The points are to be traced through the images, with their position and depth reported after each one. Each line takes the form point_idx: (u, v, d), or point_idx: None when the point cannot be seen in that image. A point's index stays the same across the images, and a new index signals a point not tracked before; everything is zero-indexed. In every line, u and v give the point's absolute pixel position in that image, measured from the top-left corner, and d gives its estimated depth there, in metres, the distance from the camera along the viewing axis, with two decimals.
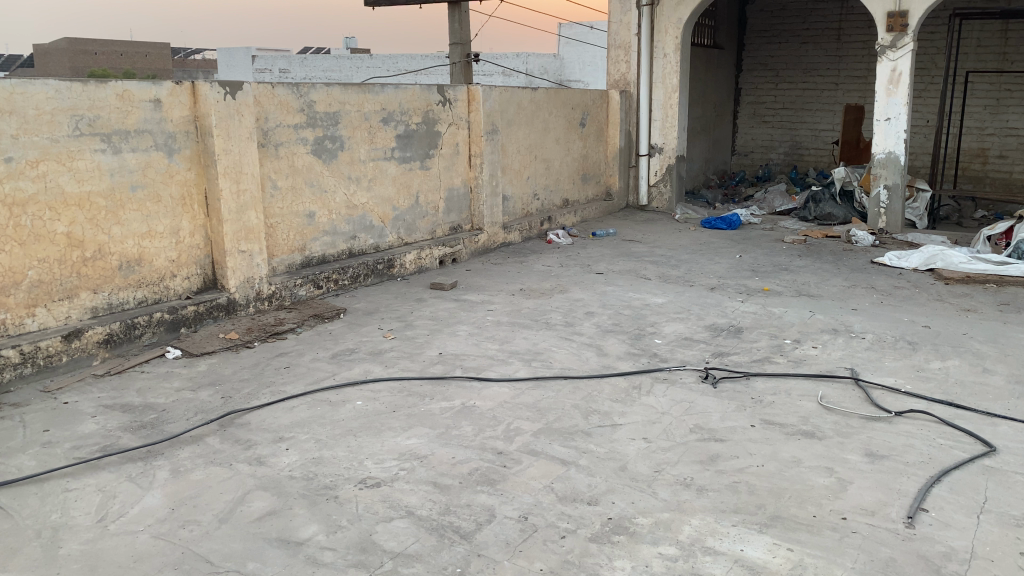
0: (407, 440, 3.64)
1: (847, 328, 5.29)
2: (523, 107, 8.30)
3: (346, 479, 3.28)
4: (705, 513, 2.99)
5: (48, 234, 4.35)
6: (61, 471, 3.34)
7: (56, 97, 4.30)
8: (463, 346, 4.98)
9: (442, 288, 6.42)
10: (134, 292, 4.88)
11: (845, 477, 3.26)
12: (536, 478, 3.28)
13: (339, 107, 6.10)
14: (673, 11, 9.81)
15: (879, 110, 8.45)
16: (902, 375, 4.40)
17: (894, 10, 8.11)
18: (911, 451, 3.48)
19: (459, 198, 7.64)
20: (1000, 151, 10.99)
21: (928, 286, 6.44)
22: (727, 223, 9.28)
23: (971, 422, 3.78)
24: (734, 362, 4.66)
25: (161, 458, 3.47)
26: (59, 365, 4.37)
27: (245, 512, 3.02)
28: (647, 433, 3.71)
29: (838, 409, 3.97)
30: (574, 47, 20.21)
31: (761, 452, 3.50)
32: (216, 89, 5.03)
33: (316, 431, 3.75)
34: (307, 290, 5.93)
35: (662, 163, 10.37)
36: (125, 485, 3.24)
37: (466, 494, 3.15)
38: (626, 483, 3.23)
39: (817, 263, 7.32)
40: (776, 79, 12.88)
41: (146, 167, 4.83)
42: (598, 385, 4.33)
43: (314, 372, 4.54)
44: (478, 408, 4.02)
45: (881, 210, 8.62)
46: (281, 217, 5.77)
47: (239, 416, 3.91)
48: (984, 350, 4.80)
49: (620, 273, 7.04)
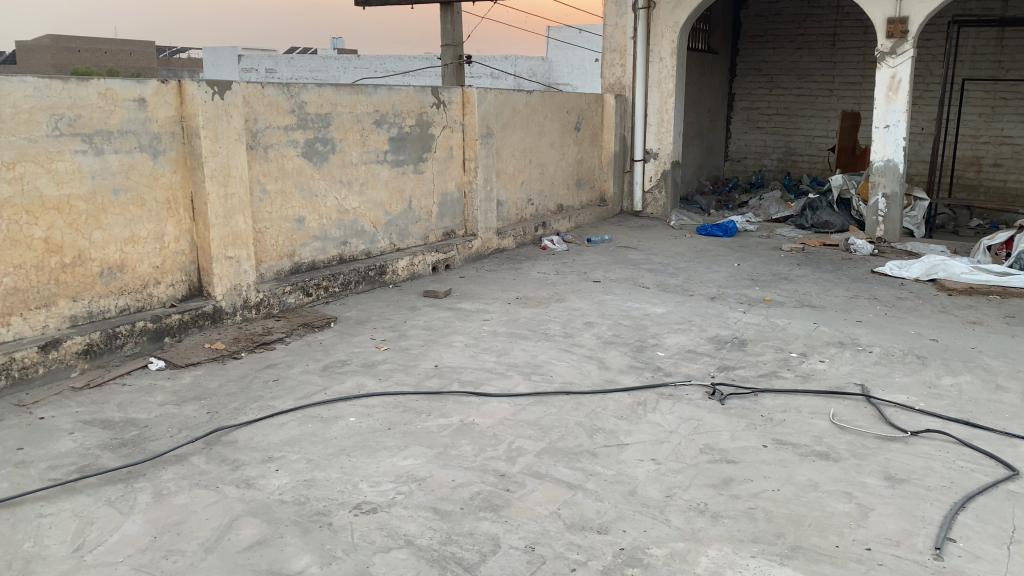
0: (404, 461, 3.46)
1: (853, 341, 5.15)
2: (518, 111, 8.14)
3: (341, 504, 3.10)
4: (723, 543, 2.83)
5: (25, 239, 4.13)
6: (35, 494, 3.13)
7: (34, 95, 4.09)
8: (460, 358, 4.80)
9: (436, 296, 6.24)
10: (115, 299, 4.66)
11: (866, 503, 3.10)
12: (541, 503, 3.11)
13: (331, 109, 5.91)
14: (670, 14, 9.68)
15: (878, 117, 8.36)
16: (915, 393, 4.26)
17: (894, 16, 8.02)
18: (930, 475, 3.34)
19: (453, 203, 7.47)
20: (995, 160, 10.97)
21: (932, 297, 6.34)
22: (723, 231, 9.14)
23: (990, 443, 3.65)
24: (740, 377, 4.51)
25: (143, 480, 3.26)
26: (35, 377, 4.14)
27: (232, 541, 2.83)
28: (656, 453, 3.56)
29: (851, 428, 3.83)
30: (562, 49, 20.14)
31: (775, 475, 3.34)
32: (205, 89, 4.84)
33: (308, 450, 3.56)
34: (296, 298, 5.72)
35: (657, 168, 10.25)
36: (103, 510, 3.03)
37: (468, 521, 2.98)
38: (637, 510, 3.07)
39: (818, 273, 7.20)
40: (769, 85, 12.81)
41: (129, 170, 4.62)
42: (602, 401, 4.16)
43: (304, 386, 4.34)
44: (477, 425, 3.84)
45: (880, 219, 8.52)
46: (269, 221, 5.57)
47: (226, 434, 3.71)
48: (995, 366, 4.68)
49: (618, 282, 6.89)
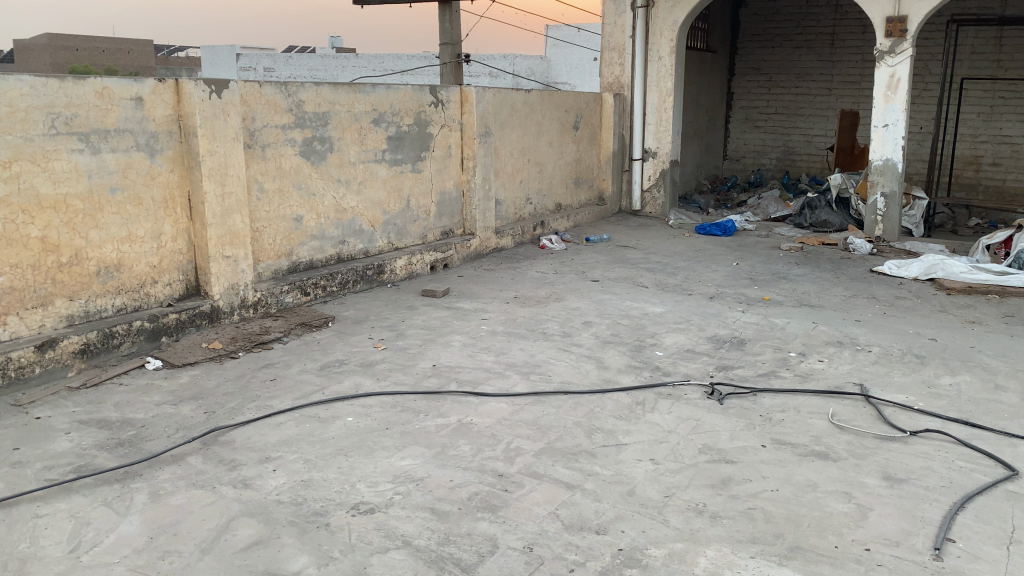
0: (402, 461, 3.45)
1: (852, 340, 5.15)
2: (517, 110, 8.13)
3: (338, 504, 3.08)
4: (721, 544, 2.82)
5: (21, 238, 4.11)
6: (31, 495, 3.11)
7: (31, 94, 4.07)
8: (458, 358, 4.79)
9: (434, 295, 6.22)
10: (113, 298, 4.64)
11: (865, 503, 3.10)
12: (539, 503, 3.10)
13: (328, 107, 5.89)
14: (668, 13, 9.66)
15: (877, 116, 8.35)
16: (914, 393, 4.25)
17: (893, 15, 8.01)
18: (930, 475, 3.34)
19: (452, 202, 7.46)
20: (994, 159, 10.97)
21: (931, 296, 6.34)
22: (721, 230, 9.13)
23: (990, 442, 3.64)
24: (738, 377, 4.50)
25: (140, 480, 3.24)
26: (32, 377, 4.13)
27: (230, 542, 2.81)
28: (655, 453, 3.55)
29: (850, 428, 3.82)
30: (561, 48, 20.14)
31: (774, 475, 3.34)
32: (202, 88, 4.82)
33: (305, 450, 3.55)
34: (294, 297, 5.70)
35: (656, 167, 10.25)
36: (99, 511, 3.01)
37: (466, 522, 2.96)
38: (635, 510, 3.06)
39: (817, 272, 7.19)
40: (768, 84, 12.80)
41: (126, 169, 4.60)
42: (600, 401, 4.15)
43: (302, 385, 4.32)
44: (476, 425, 3.83)
45: (879, 218, 8.52)
46: (267, 221, 5.55)
47: (223, 434, 3.69)
48: (994, 365, 4.67)
49: (617, 281, 6.88)
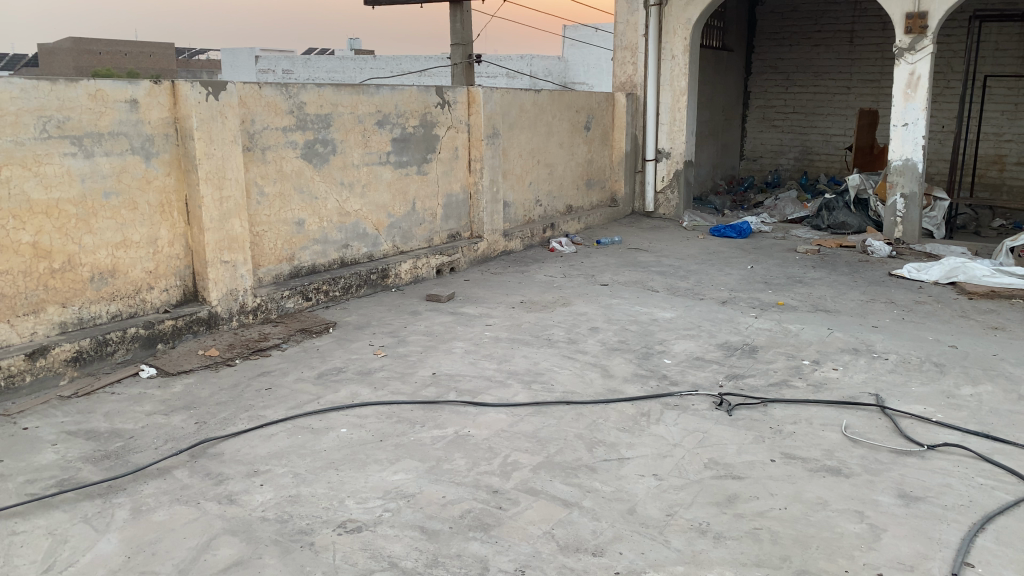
0: (393, 475, 3.32)
1: (868, 347, 4.96)
2: (526, 110, 7.98)
3: (324, 521, 2.96)
4: (724, 568, 2.66)
5: (12, 244, 4.03)
6: (10, 510, 3.02)
7: (21, 96, 3.99)
8: (459, 366, 4.65)
9: (438, 300, 6.11)
10: (107, 305, 4.56)
11: (878, 523, 2.92)
12: (535, 522, 2.96)
13: (331, 109, 5.79)
14: (682, 11, 9.48)
15: (896, 115, 8.11)
16: (932, 403, 4.06)
17: (912, 11, 7.79)
18: (947, 493, 3.15)
19: (458, 205, 7.32)
20: (1018, 158, 10.68)
21: (952, 301, 6.12)
22: (736, 232, 8.93)
23: (1012, 458, 3.44)
24: (749, 387, 4.32)
25: (122, 495, 3.14)
26: (21, 386, 4.04)
27: (208, 562, 2.70)
28: (657, 468, 3.39)
29: (864, 441, 3.64)
30: (578, 49, 20.01)
31: (783, 492, 3.17)
32: (198, 89, 4.73)
33: (295, 463, 3.44)
34: (295, 302, 5.61)
35: (669, 168, 10.06)
36: (77, 528, 2.91)
37: (456, 542, 2.83)
38: (635, 530, 2.91)
39: (833, 275, 6.99)
40: (786, 84, 12.56)
41: (121, 172, 4.52)
42: (603, 412, 4.00)
43: (296, 395, 4.20)
44: (472, 438, 3.69)
45: (898, 220, 8.28)
46: (267, 225, 5.46)
47: (212, 446, 3.59)
48: (1016, 374, 4.47)
49: (626, 285, 6.71)
